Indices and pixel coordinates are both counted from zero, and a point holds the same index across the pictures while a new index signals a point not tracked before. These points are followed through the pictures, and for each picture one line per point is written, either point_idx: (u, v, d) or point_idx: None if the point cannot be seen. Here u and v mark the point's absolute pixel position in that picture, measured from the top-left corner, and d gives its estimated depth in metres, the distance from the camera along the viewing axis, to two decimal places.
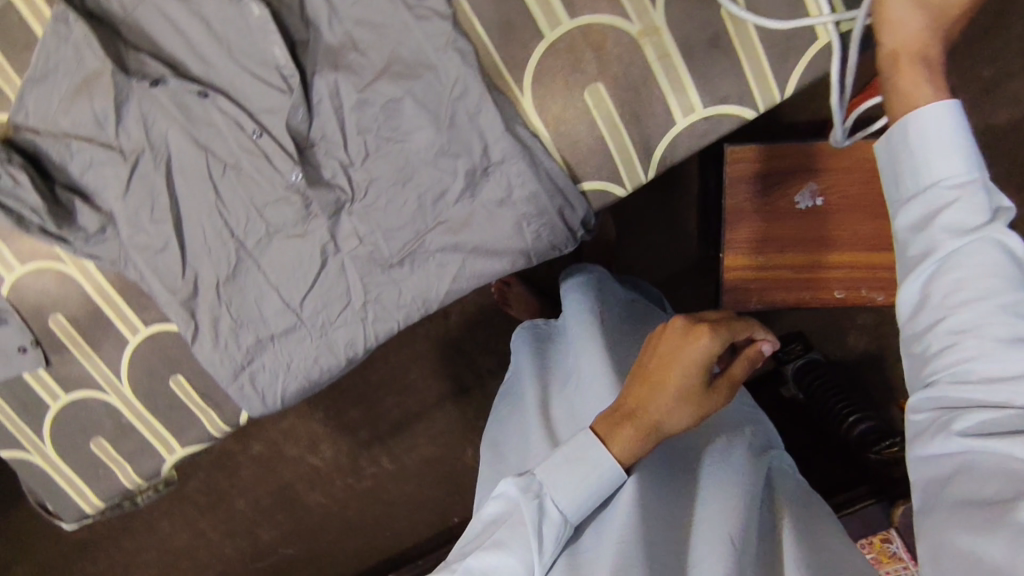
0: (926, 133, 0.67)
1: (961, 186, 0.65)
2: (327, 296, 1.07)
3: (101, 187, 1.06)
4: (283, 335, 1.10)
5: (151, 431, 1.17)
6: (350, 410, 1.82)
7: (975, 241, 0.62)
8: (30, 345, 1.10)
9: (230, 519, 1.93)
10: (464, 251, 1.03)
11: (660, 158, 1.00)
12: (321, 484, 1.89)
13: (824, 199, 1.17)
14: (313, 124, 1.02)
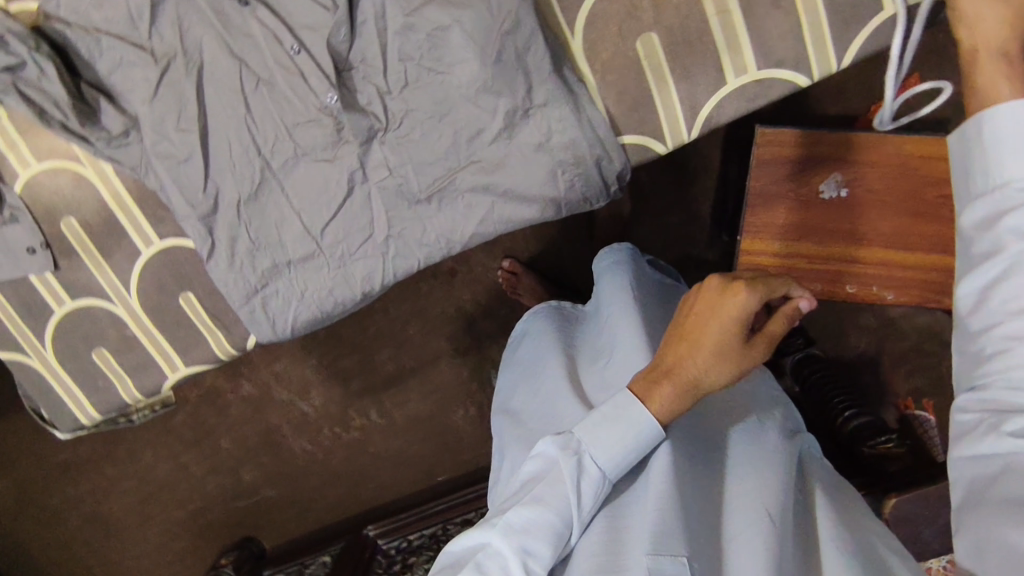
0: (998, 135, 0.67)
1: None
2: (349, 227, 1.08)
3: (128, 88, 1.02)
4: (300, 263, 1.09)
5: (156, 346, 1.17)
6: (345, 359, 1.82)
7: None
8: (39, 247, 1.08)
9: (215, 456, 1.94)
10: (494, 193, 1.06)
11: (705, 117, 1.09)
12: (310, 430, 1.90)
13: (851, 191, 1.16)
14: (353, 46, 1.01)
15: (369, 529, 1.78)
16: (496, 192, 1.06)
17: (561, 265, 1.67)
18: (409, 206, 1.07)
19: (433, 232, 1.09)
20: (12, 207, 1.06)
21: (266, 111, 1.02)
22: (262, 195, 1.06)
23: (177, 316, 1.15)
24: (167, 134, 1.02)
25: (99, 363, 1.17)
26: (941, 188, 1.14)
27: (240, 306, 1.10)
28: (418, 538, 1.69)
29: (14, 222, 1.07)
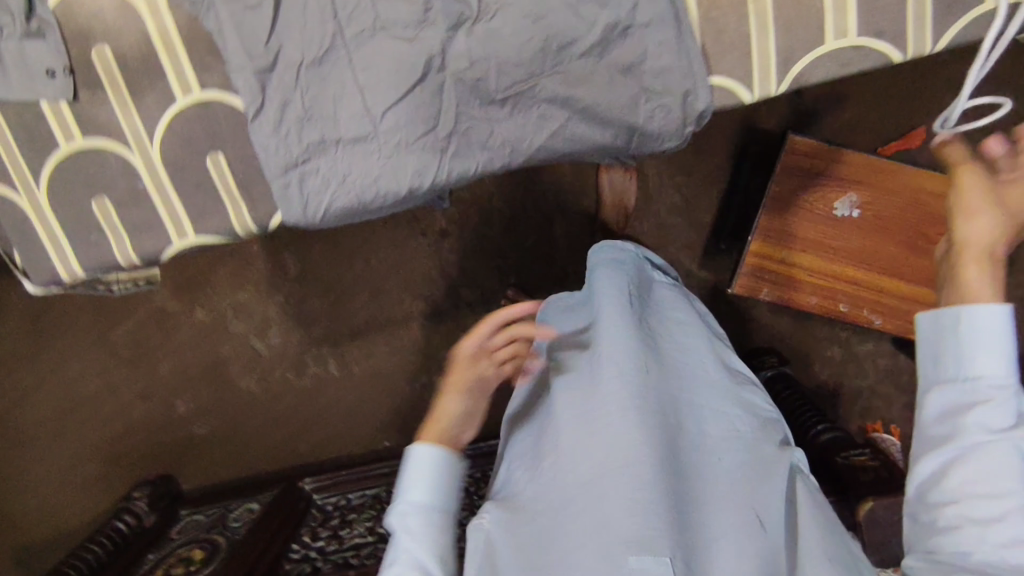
0: (982, 330, 0.80)
1: (1003, 392, 0.79)
2: (413, 113, 0.82)
3: None
4: (350, 144, 0.82)
5: (167, 206, 0.88)
6: (313, 302, 1.74)
7: (998, 441, 0.77)
8: (62, 72, 0.80)
9: (150, 381, 1.84)
10: (571, 107, 0.86)
11: (796, 74, 0.90)
12: (259, 371, 1.82)
13: (864, 213, 1.19)
14: None
15: (306, 481, 1.71)
16: (592, 109, 0.86)
17: (552, 246, 1.65)
18: (484, 104, 0.84)
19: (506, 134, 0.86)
20: (38, 18, 0.79)
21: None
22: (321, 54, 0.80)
23: (198, 177, 0.87)
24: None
25: (99, 215, 0.88)
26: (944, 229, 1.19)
27: (274, 178, 0.84)
28: (358, 497, 1.62)
29: (36, 38, 0.79)
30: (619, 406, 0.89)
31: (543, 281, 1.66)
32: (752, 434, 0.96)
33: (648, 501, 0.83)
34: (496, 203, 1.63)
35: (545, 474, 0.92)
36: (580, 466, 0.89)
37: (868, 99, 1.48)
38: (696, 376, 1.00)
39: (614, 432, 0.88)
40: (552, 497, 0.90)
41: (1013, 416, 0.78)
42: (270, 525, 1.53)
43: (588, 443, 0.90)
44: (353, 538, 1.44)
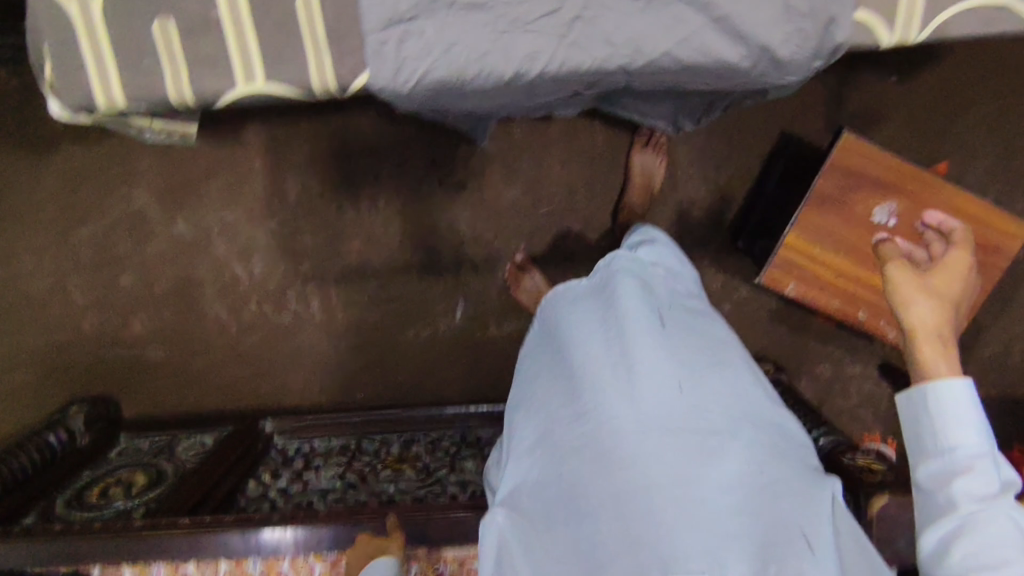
0: (948, 402, 0.71)
1: (978, 460, 0.69)
2: None
3: None
4: (463, 8, 0.68)
5: (239, 41, 0.72)
6: (306, 235, 1.63)
7: (991, 511, 0.67)
8: None
9: (109, 290, 1.68)
10: (708, 15, 0.68)
11: (940, 24, 0.75)
12: (232, 299, 1.68)
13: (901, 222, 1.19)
14: None
15: (267, 422, 1.58)
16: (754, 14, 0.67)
17: (570, 218, 1.60)
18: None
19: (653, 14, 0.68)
20: None
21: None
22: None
23: (285, 12, 0.71)
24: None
25: (158, 40, 0.72)
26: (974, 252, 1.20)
27: (370, 32, 0.71)
28: (324, 445, 1.53)
29: None
30: (644, 436, 0.86)
31: (553, 251, 1.62)
32: (788, 454, 0.92)
33: (672, 521, 0.80)
34: (521, 163, 1.57)
35: (557, 485, 0.90)
36: (597, 481, 0.86)
37: (908, 126, 1.49)
38: (733, 391, 0.94)
39: (633, 451, 0.85)
40: (570, 509, 0.87)
41: (998, 485, 0.69)
42: (226, 460, 1.40)
43: (602, 457, 0.87)
44: (319, 483, 1.35)
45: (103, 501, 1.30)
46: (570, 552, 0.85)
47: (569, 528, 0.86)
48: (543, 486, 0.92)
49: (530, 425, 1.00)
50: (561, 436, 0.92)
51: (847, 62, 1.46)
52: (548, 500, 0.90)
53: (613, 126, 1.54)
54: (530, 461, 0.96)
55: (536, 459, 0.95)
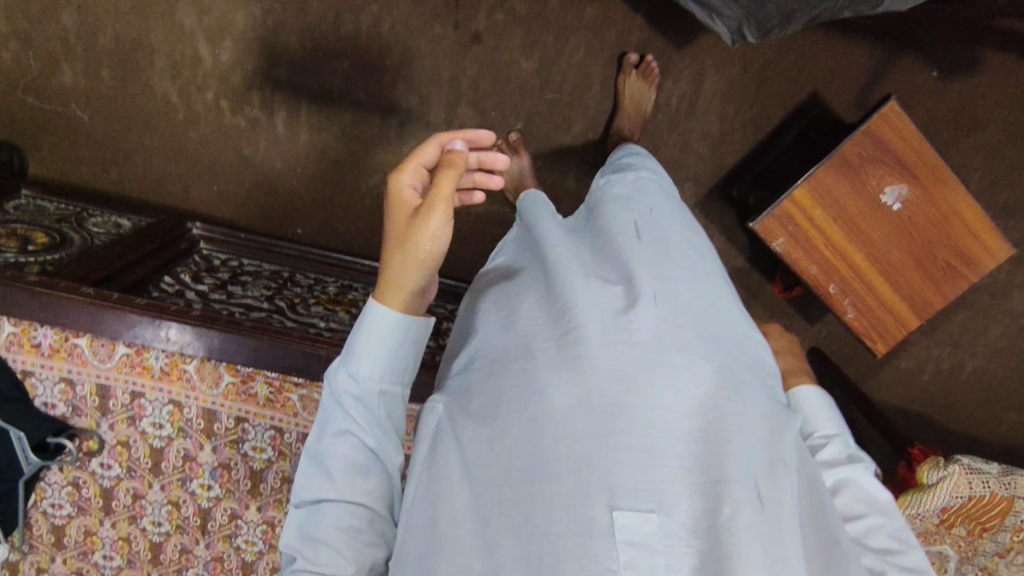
0: (801, 402, 0.90)
1: (829, 435, 0.86)
2: None
3: None
4: None
5: None
6: (290, 36, 1.44)
7: (845, 474, 0.81)
8: None
9: (39, 24, 1.43)
10: None
11: None
12: (184, 81, 1.48)
13: (904, 209, 1.19)
14: None
15: (197, 225, 1.42)
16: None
17: (575, 111, 1.50)
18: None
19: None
20: None
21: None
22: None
23: None
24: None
25: None
26: (951, 260, 1.22)
27: None
28: (252, 267, 1.41)
29: None
30: (604, 340, 0.71)
31: (545, 140, 1.54)
32: (762, 393, 0.76)
33: (616, 446, 0.66)
34: (545, 35, 1.43)
35: (490, 387, 0.75)
36: (531, 385, 0.72)
37: (926, 127, 1.47)
38: (706, 309, 0.77)
39: (578, 359, 0.71)
40: (497, 413, 0.73)
41: (847, 453, 0.84)
42: (142, 246, 1.25)
43: (542, 362, 0.72)
44: (243, 298, 1.24)
45: None
46: (490, 463, 0.71)
47: (495, 436, 0.72)
48: (475, 388, 0.77)
49: (481, 320, 0.84)
50: (504, 337, 0.77)
51: (900, 39, 1.41)
52: (478, 401, 0.76)
53: (652, 27, 1.42)
54: (472, 359, 0.81)
55: (478, 356, 0.80)
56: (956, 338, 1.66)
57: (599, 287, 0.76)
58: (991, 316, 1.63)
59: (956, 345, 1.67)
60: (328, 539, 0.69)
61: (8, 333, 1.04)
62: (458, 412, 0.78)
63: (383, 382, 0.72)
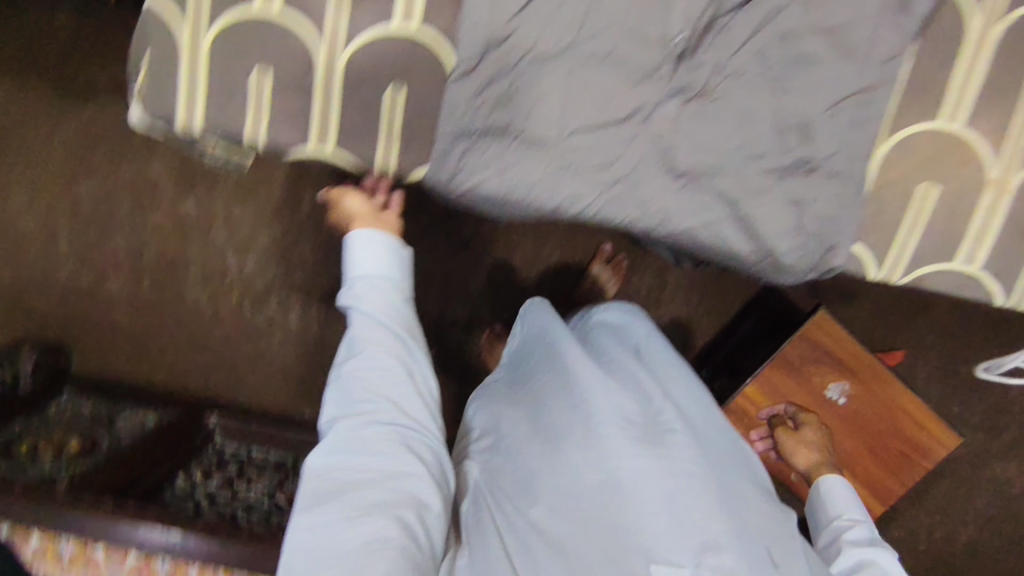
0: (831, 487, 1.00)
1: (853, 521, 0.94)
2: (598, 149, 0.73)
3: None
4: (523, 144, 0.73)
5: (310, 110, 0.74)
6: (304, 249, 1.64)
7: (878, 549, 0.88)
8: None
9: (96, 246, 1.62)
10: (733, 210, 0.74)
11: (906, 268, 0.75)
12: (214, 287, 1.66)
13: (850, 403, 1.29)
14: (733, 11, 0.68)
15: (214, 416, 1.56)
16: (810, 222, 0.73)
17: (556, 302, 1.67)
18: (745, 130, 0.70)
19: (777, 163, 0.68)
20: None
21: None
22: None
23: (369, 100, 0.74)
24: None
25: (251, 91, 0.73)
26: (906, 445, 1.30)
27: (440, 138, 0.74)
28: (261, 457, 1.53)
29: None
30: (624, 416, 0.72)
31: None
32: (761, 487, 0.78)
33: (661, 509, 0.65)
34: None
35: (521, 451, 0.74)
36: (556, 460, 0.70)
37: (867, 309, 1.62)
38: (711, 413, 0.81)
39: (612, 433, 0.69)
40: (526, 483, 0.71)
41: (870, 536, 0.92)
42: (164, 449, 1.39)
43: (572, 433, 0.71)
44: (247, 497, 1.38)
45: (31, 461, 1.30)
46: (526, 535, 0.68)
47: (532, 492, 0.70)
48: (502, 453, 0.76)
49: (496, 400, 0.84)
50: (525, 416, 0.77)
51: None
52: (507, 469, 0.74)
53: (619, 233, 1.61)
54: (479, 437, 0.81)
55: (498, 429, 0.79)
56: (941, 517, 1.65)
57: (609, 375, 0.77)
58: (972, 494, 1.64)
59: (941, 523, 1.66)
60: (368, 477, 0.65)
61: (36, 543, 1.16)
62: (488, 476, 0.76)
63: (396, 304, 0.76)
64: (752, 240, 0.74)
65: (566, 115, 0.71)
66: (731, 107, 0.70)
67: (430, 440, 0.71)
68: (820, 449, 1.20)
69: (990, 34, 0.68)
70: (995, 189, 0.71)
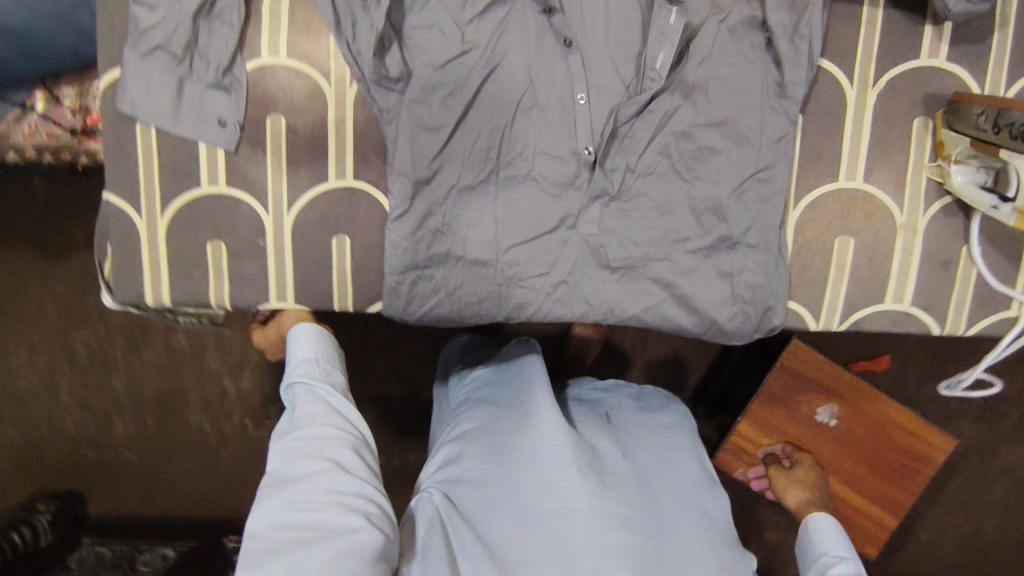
0: (818, 525, 1.02)
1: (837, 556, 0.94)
2: (535, 256, 0.77)
3: (419, 48, 0.72)
4: (467, 264, 0.77)
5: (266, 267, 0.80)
6: None
7: None
8: (233, 125, 0.76)
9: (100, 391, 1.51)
10: (670, 291, 0.78)
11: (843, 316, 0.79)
12: (215, 409, 1.54)
13: (841, 424, 1.31)
14: (633, 120, 0.75)
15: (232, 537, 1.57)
16: (743, 290, 0.77)
17: None
18: (663, 220, 0.76)
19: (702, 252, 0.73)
20: (233, 74, 0.75)
21: (587, 24, 0.74)
22: (508, 42, 0.73)
23: (319, 251, 0.79)
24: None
25: (208, 261, 0.79)
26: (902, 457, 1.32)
27: (391, 272, 0.77)
28: None
29: (222, 90, 0.75)
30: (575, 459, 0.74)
31: None
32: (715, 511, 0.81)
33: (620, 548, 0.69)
34: None
35: (486, 487, 0.74)
36: (512, 501, 0.72)
37: None
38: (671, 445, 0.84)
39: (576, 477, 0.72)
40: (484, 522, 0.73)
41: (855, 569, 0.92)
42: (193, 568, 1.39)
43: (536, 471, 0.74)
44: None
45: None
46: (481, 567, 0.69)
47: (497, 528, 0.71)
48: (468, 485, 0.76)
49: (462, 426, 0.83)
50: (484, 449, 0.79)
51: None
52: (475, 503, 0.74)
53: None
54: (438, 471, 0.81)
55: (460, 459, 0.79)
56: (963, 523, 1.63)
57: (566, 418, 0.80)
58: None
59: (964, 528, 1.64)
60: (314, 534, 0.64)
61: None
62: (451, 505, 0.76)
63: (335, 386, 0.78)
64: (693, 317, 0.78)
65: (497, 234, 0.76)
66: (644, 202, 0.76)
67: (378, 501, 0.69)
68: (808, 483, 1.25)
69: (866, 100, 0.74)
70: (906, 231, 0.77)
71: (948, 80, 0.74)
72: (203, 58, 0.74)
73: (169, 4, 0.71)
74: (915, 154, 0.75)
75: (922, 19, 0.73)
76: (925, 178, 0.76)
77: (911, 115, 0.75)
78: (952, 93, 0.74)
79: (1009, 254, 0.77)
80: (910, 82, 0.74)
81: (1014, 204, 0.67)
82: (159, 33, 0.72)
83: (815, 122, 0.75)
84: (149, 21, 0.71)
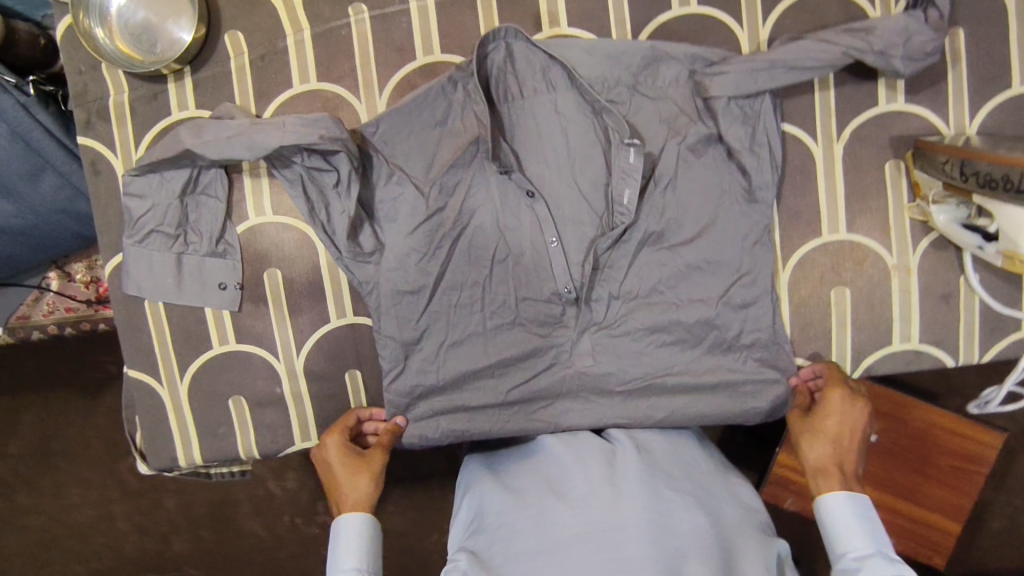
0: (833, 514, 0.67)
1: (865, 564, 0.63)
2: (533, 392, 0.76)
3: (394, 211, 0.75)
4: (470, 411, 0.77)
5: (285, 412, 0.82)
6: None
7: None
8: (233, 286, 0.79)
9: (150, 513, 1.18)
10: None
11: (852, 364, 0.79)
12: (268, 515, 1.17)
13: (882, 441, 1.01)
14: (608, 250, 0.75)
15: None
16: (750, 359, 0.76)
17: None
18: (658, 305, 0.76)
19: (692, 325, 0.75)
20: (225, 240, 0.79)
21: (548, 174, 0.75)
22: (465, 204, 0.75)
23: (335, 388, 0.82)
24: (399, 151, 0.75)
25: (233, 417, 0.82)
26: (947, 445, 1.01)
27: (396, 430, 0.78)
28: None
29: (218, 257, 0.79)
30: (601, 470, 0.67)
31: None
32: (738, 518, 0.68)
33: (633, 557, 0.59)
34: None
35: (512, 520, 0.65)
36: (541, 524, 0.64)
37: None
38: (694, 463, 0.72)
39: (596, 482, 0.65)
40: (517, 556, 0.62)
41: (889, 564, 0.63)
42: None
43: (568, 494, 0.66)
44: None
45: None
46: None
47: (519, 564, 0.62)
48: (492, 525, 0.67)
49: (478, 473, 0.75)
50: (513, 485, 0.69)
51: None
52: (496, 544, 0.65)
53: None
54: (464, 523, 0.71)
55: (484, 502, 0.70)
56: None
57: (586, 436, 0.72)
58: None
59: None
60: None
61: None
62: (480, 563, 0.64)
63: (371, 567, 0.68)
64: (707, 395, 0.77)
65: (493, 378, 0.77)
66: (635, 327, 0.75)
67: None
68: (772, 498, 1.03)
69: (832, 156, 0.76)
70: (900, 272, 0.77)
71: (913, 121, 0.75)
72: (193, 228, 0.78)
73: (157, 191, 0.75)
74: (894, 200, 0.76)
75: (874, 71, 0.75)
76: (908, 219, 0.76)
77: (882, 159, 0.76)
78: (919, 132, 0.75)
79: (1009, 278, 0.76)
80: (875, 128, 0.75)
81: (996, 245, 0.68)
82: (149, 216, 0.76)
83: (789, 182, 0.76)
84: (141, 210, 0.76)
